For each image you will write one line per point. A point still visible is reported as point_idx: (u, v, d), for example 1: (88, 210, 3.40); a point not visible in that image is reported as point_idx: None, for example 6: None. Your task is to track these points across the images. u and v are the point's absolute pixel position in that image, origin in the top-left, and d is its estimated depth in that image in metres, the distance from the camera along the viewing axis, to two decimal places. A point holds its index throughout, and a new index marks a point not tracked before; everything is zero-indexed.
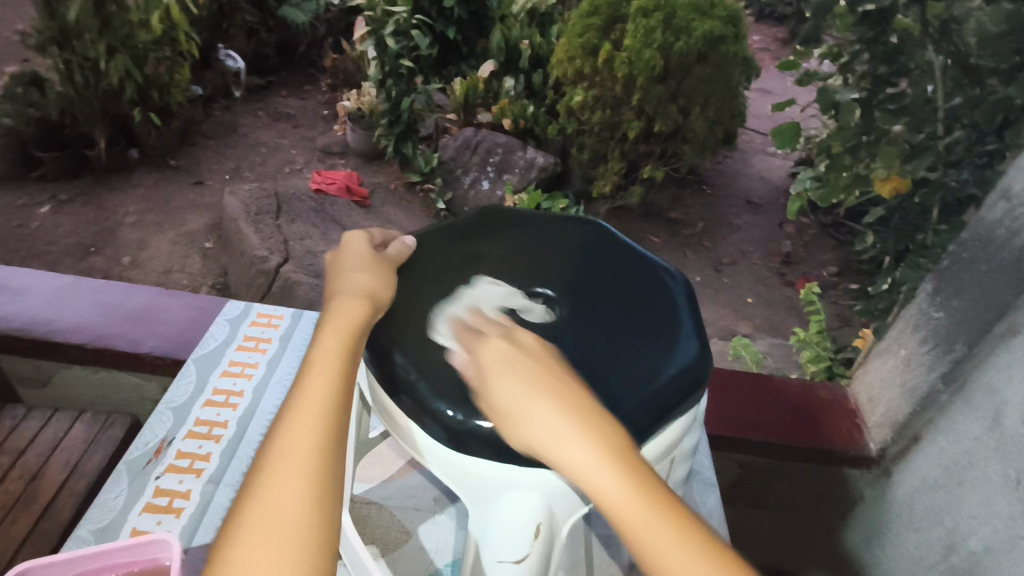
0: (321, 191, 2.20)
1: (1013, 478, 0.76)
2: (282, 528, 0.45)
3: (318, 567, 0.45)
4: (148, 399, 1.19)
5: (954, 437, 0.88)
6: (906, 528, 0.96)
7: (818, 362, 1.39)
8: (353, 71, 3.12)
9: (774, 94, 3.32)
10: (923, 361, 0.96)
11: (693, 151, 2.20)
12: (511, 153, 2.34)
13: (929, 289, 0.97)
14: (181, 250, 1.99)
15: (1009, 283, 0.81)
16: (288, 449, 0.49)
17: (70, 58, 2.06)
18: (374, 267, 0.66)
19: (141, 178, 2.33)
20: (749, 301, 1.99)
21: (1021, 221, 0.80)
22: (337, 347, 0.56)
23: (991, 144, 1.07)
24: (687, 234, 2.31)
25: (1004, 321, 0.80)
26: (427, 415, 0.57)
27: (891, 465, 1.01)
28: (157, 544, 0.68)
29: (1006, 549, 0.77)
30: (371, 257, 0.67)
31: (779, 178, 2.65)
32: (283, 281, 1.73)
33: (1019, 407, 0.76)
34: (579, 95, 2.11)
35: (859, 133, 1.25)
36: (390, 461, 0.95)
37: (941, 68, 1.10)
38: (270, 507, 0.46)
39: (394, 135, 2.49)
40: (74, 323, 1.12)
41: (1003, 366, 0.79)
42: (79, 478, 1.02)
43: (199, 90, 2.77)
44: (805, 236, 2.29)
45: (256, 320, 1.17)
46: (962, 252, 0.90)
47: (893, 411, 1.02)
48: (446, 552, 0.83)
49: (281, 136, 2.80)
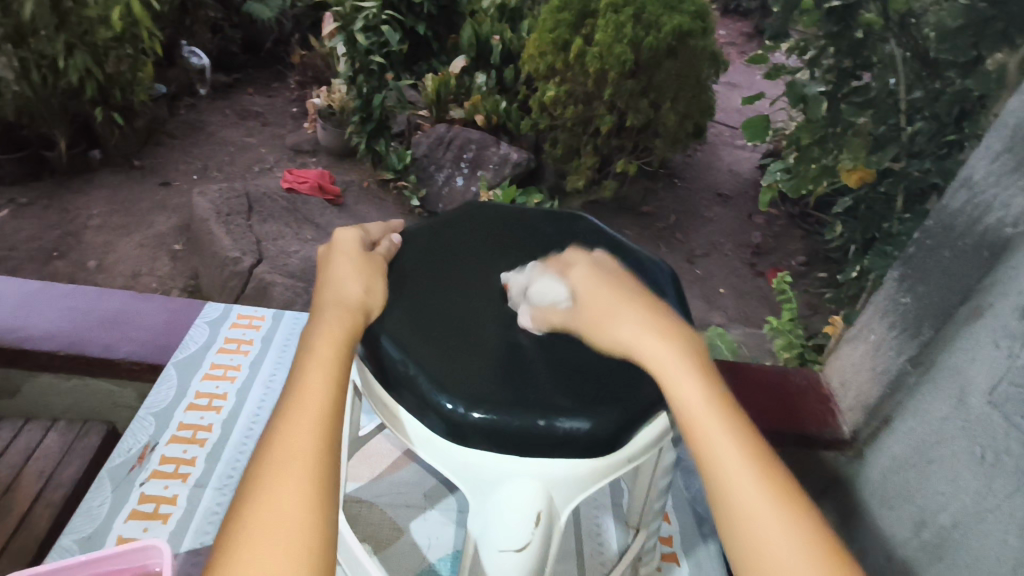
0: (292, 190, 2.17)
1: (979, 454, 0.80)
2: (282, 527, 0.45)
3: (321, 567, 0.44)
4: (124, 406, 1.16)
5: (922, 417, 0.92)
6: (877, 506, 0.99)
7: (790, 350, 1.43)
8: (322, 68, 3.09)
9: (740, 88, 3.39)
10: (892, 345, 0.99)
11: (665, 144, 2.24)
12: (485, 149, 2.33)
13: (895, 276, 1.00)
14: (150, 252, 1.95)
15: (970, 268, 0.85)
16: (285, 446, 0.49)
17: (27, 57, 1.95)
18: (360, 265, 0.64)
19: (105, 180, 2.28)
20: (721, 292, 2.03)
21: (983, 209, 0.83)
22: (328, 350, 0.56)
23: (951, 135, 1.14)
24: (660, 227, 2.34)
25: (968, 305, 0.84)
26: (426, 410, 0.57)
27: (864, 447, 1.04)
28: (145, 551, 0.66)
29: (975, 523, 0.81)
30: (359, 253, 0.66)
31: (748, 171, 2.71)
32: (257, 282, 1.72)
33: (985, 386, 0.80)
34: (552, 90, 2.11)
35: (826, 126, 1.29)
36: (379, 460, 0.95)
37: (902, 62, 1.16)
38: (270, 505, 0.46)
39: (366, 132, 2.49)
40: (46, 330, 1.09)
41: (970, 347, 0.83)
42: (56, 489, 1.00)
43: (162, 88, 2.71)
44: (773, 227, 2.35)
45: (235, 322, 1.16)
46: (927, 240, 0.93)
47: (864, 395, 1.05)
48: (440, 547, 0.84)
49: (250, 135, 2.75)
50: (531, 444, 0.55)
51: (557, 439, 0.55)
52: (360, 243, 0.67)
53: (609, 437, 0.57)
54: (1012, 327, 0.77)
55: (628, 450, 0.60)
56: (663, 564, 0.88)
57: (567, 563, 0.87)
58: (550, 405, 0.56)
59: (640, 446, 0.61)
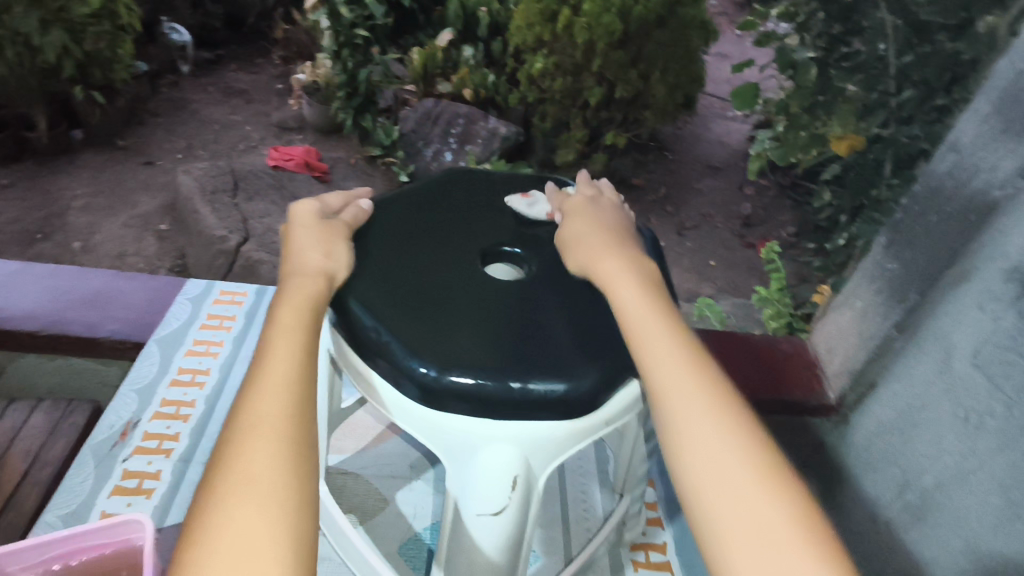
0: (279, 168, 2.14)
1: (963, 416, 0.81)
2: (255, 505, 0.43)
3: (297, 524, 0.44)
4: (109, 384, 1.16)
5: (907, 380, 0.92)
6: (862, 471, 1.00)
7: (778, 319, 1.43)
8: (306, 43, 3.05)
9: (731, 58, 3.36)
10: (878, 311, 0.99)
11: (654, 116, 2.24)
12: (473, 123, 2.29)
13: (882, 242, 0.99)
14: (135, 232, 1.92)
15: (958, 232, 0.84)
16: (257, 422, 0.48)
17: (2, 35, 1.92)
18: (322, 234, 0.64)
19: (87, 160, 2.24)
20: (711, 264, 2.02)
21: (972, 172, 0.82)
22: (296, 320, 0.55)
23: (941, 100, 1.12)
24: (650, 199, 2.33)
25: (954, 268, 0.84)
26: (401, 375, 0.56)
27: (850, 412, 1.04)
28: (128, 525, 0.64)
29: (959, 483, 0.82)
30: (318, 225, 0.66)
31: (738, 142, 2.69)
32: (243, 260, 1.71)
33: (968, 348, 0.81)
34: (540, 62, 2.07)
35: (816, 92, 1.26)
36: (364, 431, 0.95)
37: (893, 27, 1.14)
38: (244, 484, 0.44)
39: (353, 108, 2.44)
40: (25, 309, 1.07)
41: (954, 311, 0.83)
42: (42, 468, 0.99)
43: (143, 66, 2.66)
44: (763, 198, 2.34)
45: (218, 299, 1.15)
46: (914, 205, 0.93)
47: (850, 360, 1.05)
48: (424, 516, 0.85)
49: (234, 112, 2.70)
50: (505, 407, 0.55)
51: (532, 402, 0.55)
52: (319, 216, 0.67)
53: (586, 399, 0.56)
54: (996, 290, 0.77)
55: (605, 414, 0.60)
56: (648, 529, 0.88)
57: (552, 529, 0.88)
58: (523, 365, 0.56)
59: (619, 409, 0.60)
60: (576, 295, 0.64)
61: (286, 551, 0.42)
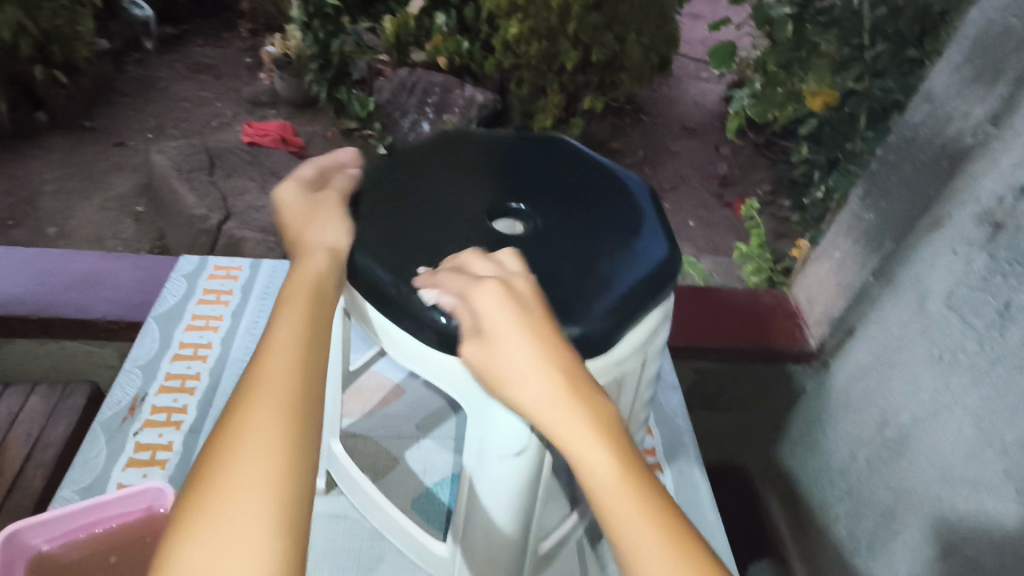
0: (254, 143, 2.12)
1: (938, 353, 0.86)
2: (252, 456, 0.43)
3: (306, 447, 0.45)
4: (102, 365, 1.15)
5: (885, 325, 0.97)
6: (843, 411, 1.05)
7: (759, 274, 1.48)
8: (274, 14, 2.96)
9: (704, 18, 3.36)
10: (857, 260, 1.03)
11: (631, 78, 2.25)
12: (449, 92, 2.26)
13: (860, 193, 1.04)
14: (111, 215, 1.89)
15: (930, 180, 0.88)
16: (263, 363, 0.48)
17: None
18: (326, 205, 0.66)
19: (54, 143, 2.18)
20: (691, 224, 2.06)
21: (944, 120, 0.86)
22: (307, 281, 0.57)
23: (911, 53, 1.14)
24: (629, 162, 2.35)
25: (928, 216, 0.88)
26: (422, 325, 0.59)
27: (830, 357, 1.09)
28: (151, 492, 0.66)
29: (934, 418, 0.87)
30: (321, 198, 0.67)
31: (713, 103, 2.72)
32: (227, 238, 1.69)
33: (943, 290, 0.85)
34: (514, 27, 2.05)
35: (792, 49, 1.33)
36: (370, 396, 0.97)
37: None
38: (238, 446, 0.43)
39: (326, 80, 2.46)
40: (14, 294, 1.07)
41: (929, 255, 0.88)
42: (46, 449, 1.00)
43: (105, 43, 2.57)
44: (739, 157, 2.37)
45: (213, 274, 1.15)
46: (889, 155, 0.97)
47: (831, 308, 1.10)
48: (435, 472, 0.88)
49: (203, 89, 2.63)
50: None
51: None
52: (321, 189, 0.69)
53: (597, 343, 0.59)
54: (969, 234, 0.81)
55: (610, 359, 0.63)
56: None
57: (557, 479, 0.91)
58: None
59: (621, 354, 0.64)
60: (578, 247, 0.66)
61: (292, 470, 0.43)
